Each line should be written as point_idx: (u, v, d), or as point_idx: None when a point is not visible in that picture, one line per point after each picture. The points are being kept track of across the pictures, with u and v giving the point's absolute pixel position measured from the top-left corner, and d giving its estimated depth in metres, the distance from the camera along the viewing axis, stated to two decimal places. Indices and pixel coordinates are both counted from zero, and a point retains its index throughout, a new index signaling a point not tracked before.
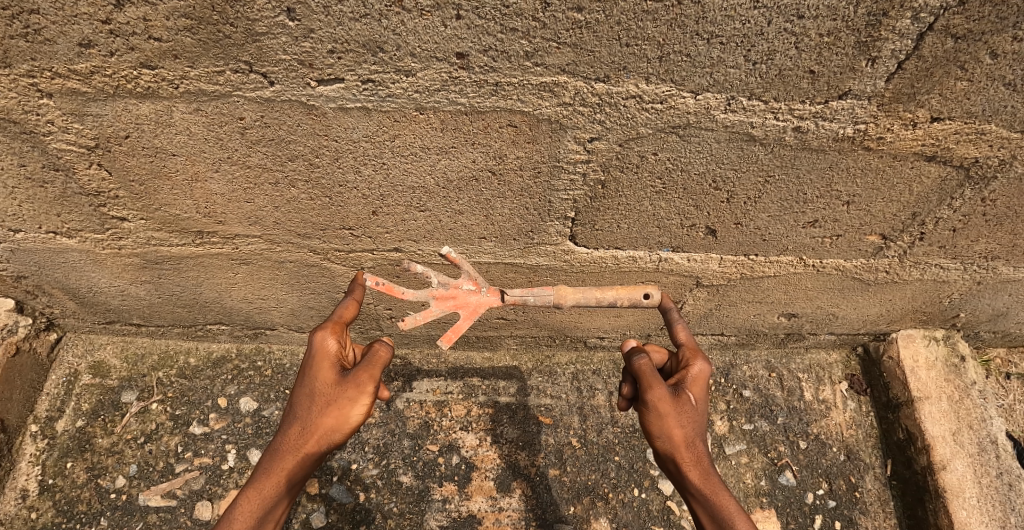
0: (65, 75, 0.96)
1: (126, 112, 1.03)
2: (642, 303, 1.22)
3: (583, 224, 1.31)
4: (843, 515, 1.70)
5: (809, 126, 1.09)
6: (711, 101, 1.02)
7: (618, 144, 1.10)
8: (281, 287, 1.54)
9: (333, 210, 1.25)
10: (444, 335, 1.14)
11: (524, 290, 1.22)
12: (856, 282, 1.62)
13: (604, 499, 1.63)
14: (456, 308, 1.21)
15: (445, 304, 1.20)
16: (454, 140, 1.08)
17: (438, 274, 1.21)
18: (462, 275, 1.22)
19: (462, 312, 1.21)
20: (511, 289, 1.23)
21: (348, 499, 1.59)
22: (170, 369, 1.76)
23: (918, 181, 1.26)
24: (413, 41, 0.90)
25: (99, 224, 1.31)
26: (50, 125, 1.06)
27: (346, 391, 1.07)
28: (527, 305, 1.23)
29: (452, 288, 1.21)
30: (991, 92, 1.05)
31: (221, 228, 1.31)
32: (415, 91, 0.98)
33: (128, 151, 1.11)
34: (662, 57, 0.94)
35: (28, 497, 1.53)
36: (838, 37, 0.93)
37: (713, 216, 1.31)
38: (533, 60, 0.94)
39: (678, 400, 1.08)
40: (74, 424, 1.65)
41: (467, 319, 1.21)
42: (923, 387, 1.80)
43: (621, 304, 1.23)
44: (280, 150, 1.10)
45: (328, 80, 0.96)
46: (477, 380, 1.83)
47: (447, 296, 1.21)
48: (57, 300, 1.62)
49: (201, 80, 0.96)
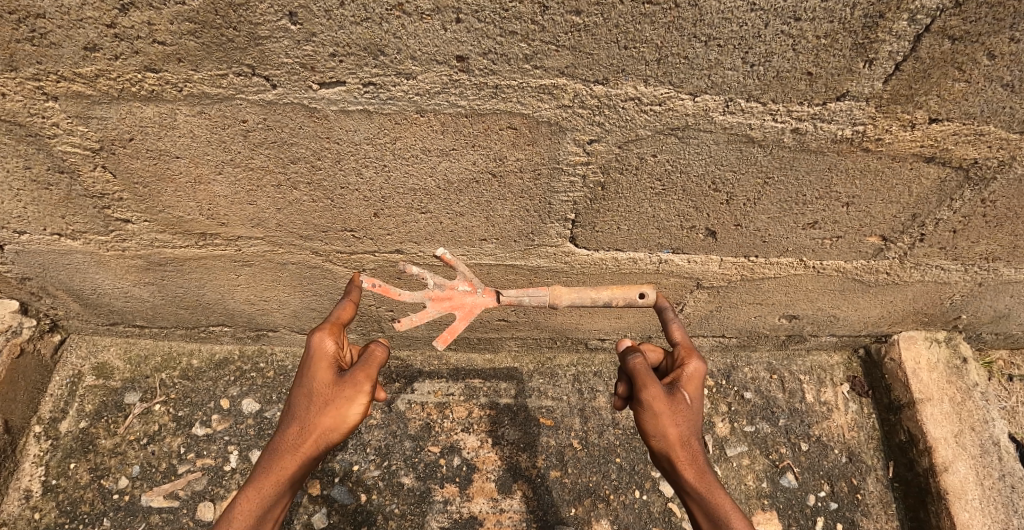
0: (70, 78, 0.97)
1: (130, 115, 1.04)
2: (638, 303, 1.23)
3: (583, 226, 1.32)
4: (845, 517, 1.69)
5: (807, 128, 1.09)
6: (709, 102, 1.03)
7: (617, 147, 1.11)
8: (282, 288, 1.55)
9: (335, 212, 1.26)
10: (440, 337, 1.16)
11: (520, 291, 1.23)
12: (856, 284, 1.62)
13: (605, 501, 1.64)
14: (453, 309, 1.22)
15: (441, 305, 1.21)
16: (455, 142, 1.09)
17: (434, 275, 1.22)
18: (458, 276, 1.23)
19: (458, 312, 1.22)
20: (506, 290, 1.24)
21: (349, 500, 1.60)
22: (173, 371, 1.77)
23: (917, 182, 1.26)
24: (413, 44, 0.91)
25: (103, 226, 1.33)
26: (55, 128, 1.07)
27: (344, 391, 1.08)
28: (522, 305, 1.24)
29: (449, 289, 1.22)
30: (989, 93, 1.05)
31: (223, 230, 1.32)
32: (416, 94, 0.99)
33: (132, 154, 1.13)
34: (660, 59, 0.95)
35: (31, 497, 1.54)
36: (835, 39, 0.94)
37: (713, 217, 1.32)
38: (532, 62, 0.95)
39: (672, 399, 1.08)
40: (77, 425, 1.66)
41: (463, 319, 1.22)
42: (925, 389, 1.80)
43: (617, 304, 1.24)
44: (282, 152, 1.11)
45: (329, 83, 0.97)
46: (478, 382, 1.83)
47: (443, 296, 1.22)
48: (61, 302, 1.63)
49: (204, 84, 0.97)
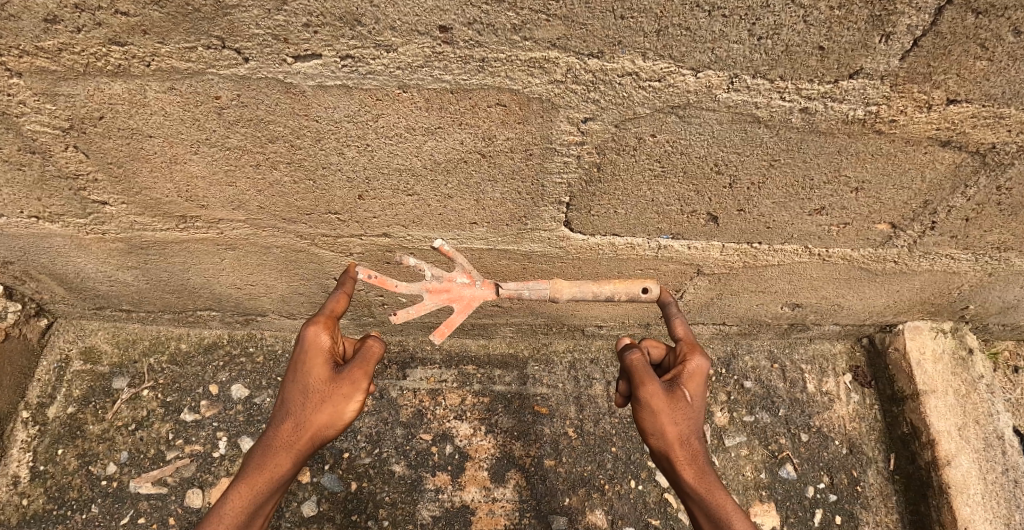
0: (32, 53, 0.91)
1: (99, 91, 0.98)
2: (641, 297, 1.21)
3: (578, 209, 1.26)
4: (844, 510, 1.66)
5: (817, 107, 1.03)
6: (713, 79, 0.96)
7: (614, 126, 1.05)
8: (269, 272, 1.51)
9: (318, 194, 1.21)
10: (436, 330, 1.13)
11: (520, 284, 1.19)
12: (863, 272, 1.57)
13: (600, 491, 1.61)
14: (451, 301, 1.19)
15: (439, 297, 1.19)
16: (441, 120, 1.03)
17: (431, 267, 1.19)
18: (457, 268, 1.21)
19: (456, 305, 1.19)
20: (507, 282, 1.20)
21: (339, 488, 1.57)
22: (162, 356, 1.74)
23: (930, 166, 1.20)
24: (393, 13, 0.85)
25: (81, 208, 1.28)
26: (22, 106, 1.01)
27: (340, 388, 1.05)
28: (522, 298, 1.20)
29: (446, 281, 1.20)
30: (1012, 73, 0.98)
31: (204, 212, 1.28)
32: (398, 68, 0.93)
33: (104, 133, 1.07)
34: (660, 31, 0.88)
35: (19, 483, 1.52)
36: (849, 10, 0.87)
37: (715, 201, 1.26)
38: (521, 34, 0.88)
39: (673, 396, 1.04)
40: (65, 410, 1.63)
41: (461, 312, 1.20)
42: (930, 381, 1.75)
43: (619, 298, 1.22)
44: (261, 131, 1.06)
45: (305, 56, 0.91)
46: (472, 369, 1.79)
47: (441, 289, 1.19)
48: (45, 286, 1.59)
49: (173, 57, 0.91)
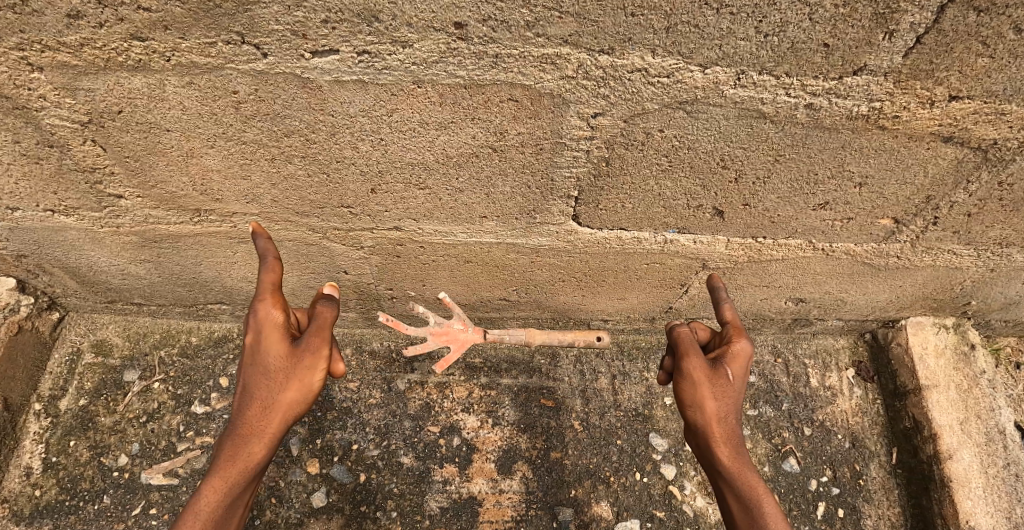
0: (55, 48, 0.93)
1: (118, 86, 1.00)
2: (596, 344, 1.41)
3: (586, 204, 1.28)
4: (846, 502, 1.68)
5: (821, 103, 1.05)
6: (720, 75, 0.98)
7: (623, 121, 1.07)
8: (280, 266, 1.53)
9: (331, 188, 1.23)
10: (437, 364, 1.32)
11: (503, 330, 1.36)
12: (866, 267, 1.59)
13: (606, 483, 1.63)
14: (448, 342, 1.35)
15: (439, 339, 1.36)
16: (454, 115, 1.05)
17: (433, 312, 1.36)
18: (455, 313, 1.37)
19: (452, 346, 1.35)
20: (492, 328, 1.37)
21: (348, 480, 1.59)
22: (172, 348, 1.76)
23: (933, 162, 1.21)
24: (409, 10, 0.87)
25: (96, 202, 1.30)
26: (42, 100, 1.03)
27: (303, 362, 1.08)
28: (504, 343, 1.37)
29: (446, 325, 1.36)
30: (1013, 71, 1.00)
31: (218, 206, 1.30)
32: (413, 63, 0.95)
33: (122, 127, 1.09)
34: (669, 28, 0.90)
35: (32, 474, 1.54)
36: (854, 8, 0.89)
37: (721, 196, 1.28)
38: (534, 30, 0.90)
39: (714, 372, 1.09)
40: (77, 403, 1.65)
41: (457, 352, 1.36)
42: (932, 376, 1.77)
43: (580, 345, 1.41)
44: (276, 125, 1.08)
45: (322, 51, 0.93)
46: (479, 362, 1.81)
47: (442, 332, 1.36)
48: (58, 279, 1.61)
49: (193, 52, 0.93)
